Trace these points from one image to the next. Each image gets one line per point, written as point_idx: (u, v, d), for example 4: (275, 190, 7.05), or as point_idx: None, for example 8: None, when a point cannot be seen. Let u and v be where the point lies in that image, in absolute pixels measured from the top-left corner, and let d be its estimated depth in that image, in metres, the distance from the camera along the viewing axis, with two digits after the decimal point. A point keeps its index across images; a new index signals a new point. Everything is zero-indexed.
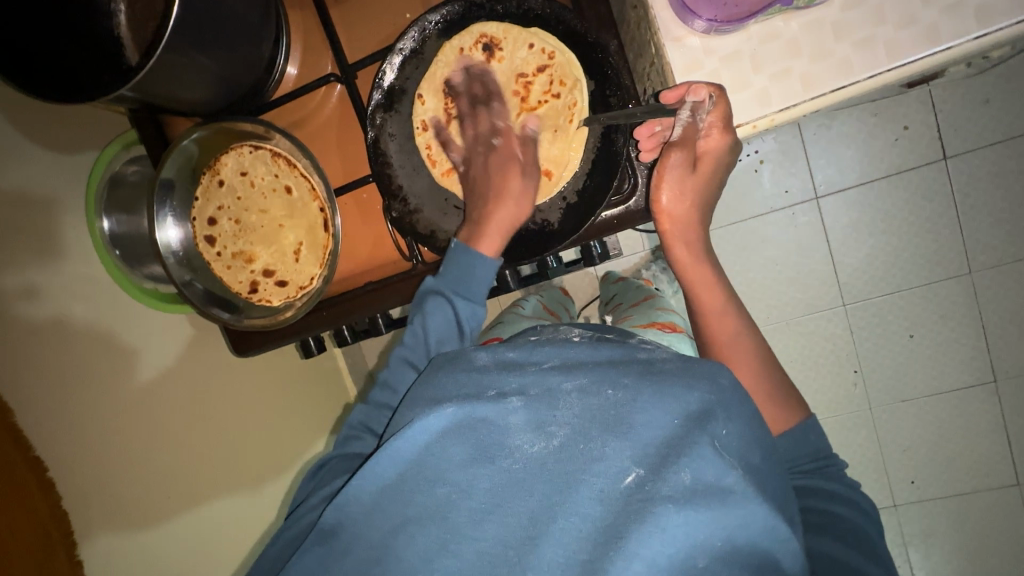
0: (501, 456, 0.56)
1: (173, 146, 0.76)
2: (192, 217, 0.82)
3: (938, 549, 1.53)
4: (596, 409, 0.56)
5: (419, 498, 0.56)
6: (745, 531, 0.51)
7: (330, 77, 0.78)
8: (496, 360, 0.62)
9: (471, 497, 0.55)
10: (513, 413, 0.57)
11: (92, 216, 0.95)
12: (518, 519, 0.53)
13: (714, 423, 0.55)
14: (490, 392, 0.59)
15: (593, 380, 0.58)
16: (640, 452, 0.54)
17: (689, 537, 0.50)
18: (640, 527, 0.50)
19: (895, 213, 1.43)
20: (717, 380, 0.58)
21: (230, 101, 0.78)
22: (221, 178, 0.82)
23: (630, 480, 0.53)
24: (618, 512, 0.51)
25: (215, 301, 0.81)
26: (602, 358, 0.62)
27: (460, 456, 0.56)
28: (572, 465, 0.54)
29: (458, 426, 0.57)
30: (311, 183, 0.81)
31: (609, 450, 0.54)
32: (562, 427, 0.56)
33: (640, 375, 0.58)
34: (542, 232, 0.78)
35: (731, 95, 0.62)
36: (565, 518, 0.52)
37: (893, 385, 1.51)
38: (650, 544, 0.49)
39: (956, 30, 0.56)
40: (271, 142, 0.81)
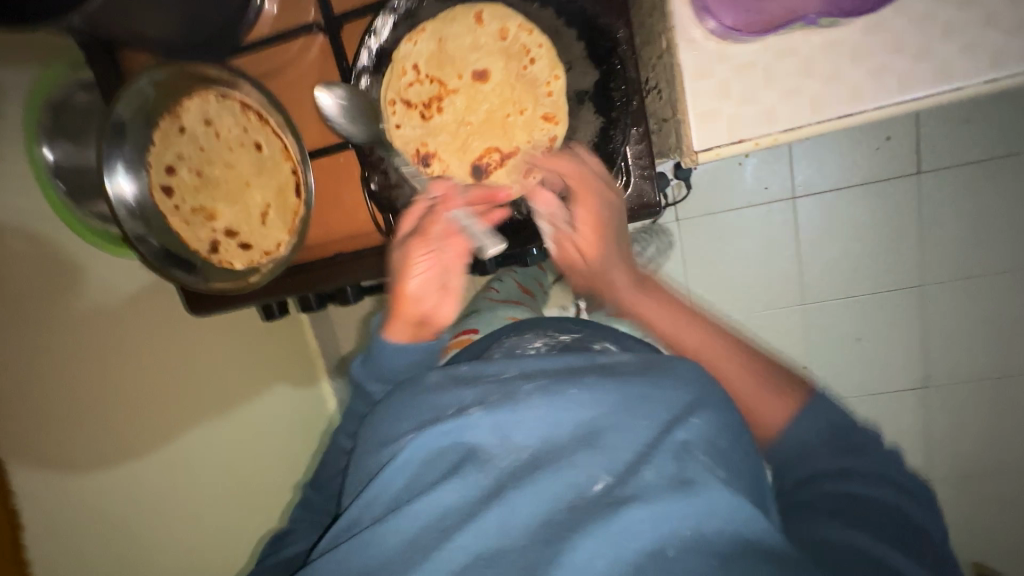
0: (476, 466, 0.52)
1: (127, 83, 0.67)
2: (148, 164, 0.74)
3: None
4: (557, 409, 0.54)
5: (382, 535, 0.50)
6: (721, 524, 0.44)
7: (312, 27, 0.73)
8: (449, 376, 0.64)
9: (434, 522, 0.49)
10: (475, 430, 0.54)
11: (34, 142, 0.83)
12: (480, 539, 0.46)
13: (683, 416, 0.51)
14: (453, 408, 0.57)
15: (556, 385, 0.57)
16: (615, 452, 0.50)
17: (660, 530, 0.44)
18: (632, 539, 0.43)
19: (864, 222, 1.38)
20: (681, 374, 0.56)
21: (197, 41, 0.70)
22: (182, 125, 0.75)
23: (598, 484, 0.48)
24: (583, 512, 0.46)
25: (172, 259, 0.74)
26: (564, 368, 0.61)
27: (427, 480, 0.53)
28: (552, 476, 0.49)
29: (433, 454, 0.54)
30: (283, 140, 0.74)
31: (575, 451, 0.51)
32: (524, 432, 0.53)
33: (601, 376, 0.58)
34: (526, 223, 0.75)
35: (738, 108, 0.59)
36: (533, 525, 0.46)
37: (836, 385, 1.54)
38: (630, 540, 0.43)
39: (968, 70, 0.55)
40: (239, 92, 0.74)
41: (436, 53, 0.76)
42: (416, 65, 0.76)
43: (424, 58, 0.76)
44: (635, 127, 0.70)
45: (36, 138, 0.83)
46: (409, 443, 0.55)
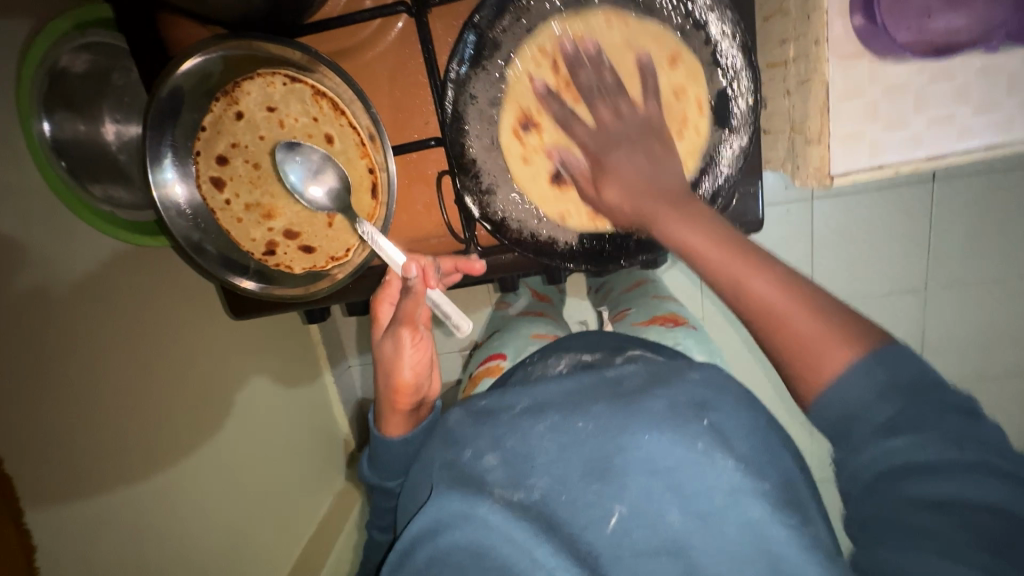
0: (519, 533, 0.42)
1: (180, 64, 0.58)
2: (196, 155, 0.66)
3: None
4: (571, 446, 0.46)
5: None
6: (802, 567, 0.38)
7: (398, 6, 0.63)
8: (468, 414, 0.55)
9: None
10: (498, 487, 0.46)
11: (29, 115, 0.69)
12: None
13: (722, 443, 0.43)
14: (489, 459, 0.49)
15: (563, 416, 0.49)
16: (660, 481, 0.42)
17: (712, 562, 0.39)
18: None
19: None
20: (704, 388, 0.48)
21: (264, 13, 0.60)
22: (240, 110, 0.66)
23: (617, 514, 0.42)
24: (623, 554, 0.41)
25: (228, 265, 0.67)
26: (576, 392, 0.52)
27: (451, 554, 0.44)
28: (582, 513, 0.43)
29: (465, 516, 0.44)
30: (359, 132, 0.66)
31: (593, 497, 0.43)
32: (541, 474, 0.46)
33: (611, 401, 0.49)
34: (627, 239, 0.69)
35: (882, 133, 0.56)
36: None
37: None
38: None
39: None
40: (313, 76, 0.65)
41: (616, 48, 0.65)
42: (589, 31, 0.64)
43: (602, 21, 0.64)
44: (755, 148, 0.65)
45: (32, 109, 0.69)
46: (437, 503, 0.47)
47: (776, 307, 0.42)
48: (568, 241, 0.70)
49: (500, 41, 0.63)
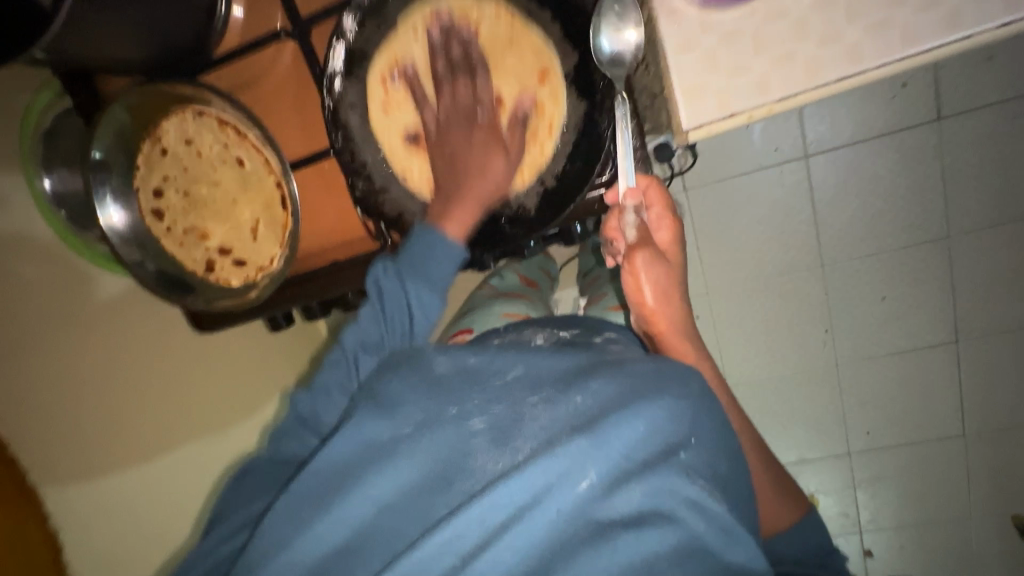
0: (462, 474, 0.56)
1: (102, 111, 0.67)
2: (134, 189, 0.72)
3: (883, 493, 1.68)
4: (561, 418, 0.58)
5: (378, 517, 0.55)
6: (688, 549, 0.52)
7: (279, 34, 0.71)
8: (457, 368, 0.63)
9: (426, 515, 0.55)
10: (476, 431, 0.58)
11: (31, 174, 0.91)
12: (469, 534, 0.51)
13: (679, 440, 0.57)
14: (451, 410, 0.59)
15: (557, 391, 0.60)
16: (607, 467, 0.54)
17: (640, 556, 0.50)
18: (591, 547, 0.50)
19: (878, 176, 1.42)
20: (687, 384, 0.61)
21: (166, 59, 0.69)
22: (163, 147, 0.74)
23: (587, 487, 0.53)
24: (576, 529, 0.52)
25: (170, 283, 0.73)
26: (570, 371, 0.63)
27: (417, 469, 0.57)
28: (534, 475, 0.52)
29: (416, 438, 0.58)
30: (264, 155, 0.74)
31: (573, 476, 0.53)
32: (527, 441, 0.56)
33: (606, 380, 0.61)
34: (518, 219, 0.74)
35: None
36: (524, 537, 0.51)
37: (861, 342, 1.58)
38: (601, 559, 0.50)
39: None
40: (215, 108, 0.74)
41: (489, 39, 0.71)
42: (489, 39, 0.71)
43: (487, 37, 0.71)
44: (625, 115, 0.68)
45: (33, 170, 0.91)
46: (393, 425, 0.59)
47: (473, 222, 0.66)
48: None
49: (370, 50, 0.71)
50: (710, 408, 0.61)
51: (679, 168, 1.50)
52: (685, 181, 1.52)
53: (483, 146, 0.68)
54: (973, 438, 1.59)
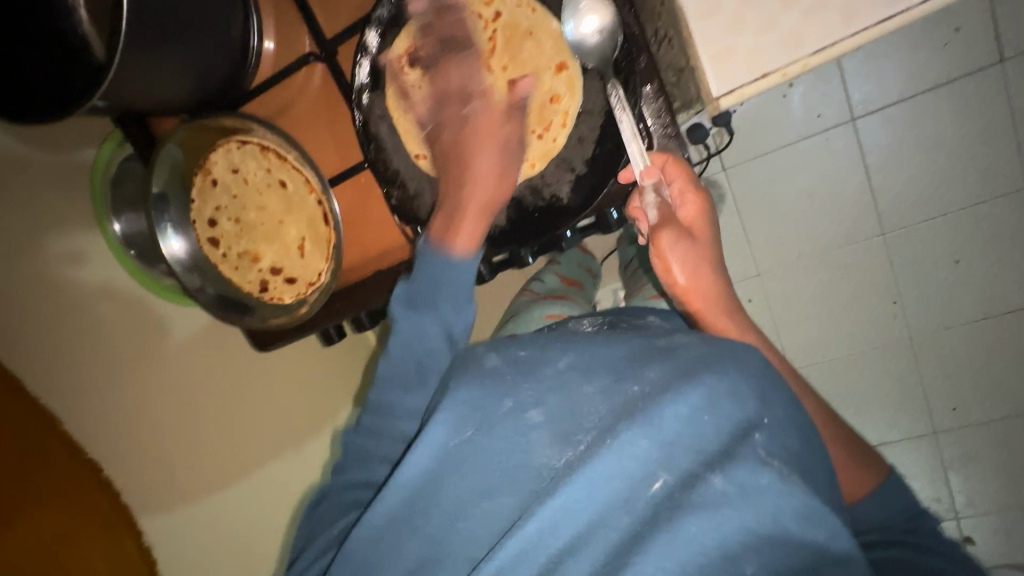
0: (527, 474, 0.55)
1: (157, 151, 0.73)
2: (193, 221, 0.80)
3: (978, 473, 1.55)
4: (620, 405, 0.56)
5: (451, 532, 0.55)
6: (781, 525, 0.49)
7: (308, 57, 0.74)
8: (508, 361, 0.63)
9: (498, 517, 0.54)
10: (535, 427, 0.57)
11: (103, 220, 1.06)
12: (544, 539, 0.51)
13: (745, 418, 0.54)
14: (507, 404, 0.59)
15: (614, 380, 0.59)
16: (669, 453, 0.53)
17: (724, 540, 0.48)
18: (667, 532, 0.48)
19: (936, 131, 1.32)
20: (745, 361, 0.58)
21: (209, 95, 0.73)
22: (214, 178, 0.80)
23: (658, 478, 0.52)
24: (652, 517, 0.50)
25: (230, 303, 0.79)
26: (626, 357, 0.61)
27: (484, 477, 0.56)
28: (602, 469, 0.52)
29: (482, 444, 0.58)
30: (304, 174, 0.77)
31: (640, 466, 0.52)
32: (589, 432, 0.56)
33: (664, 365, 0.58)
34: (550, 208, 0.74)
35: None
36: (599, 530, 0.51)
37: (936, 312, 1.47)
38: (678, 545, 0.47)
39: None
40: (254, 135, 0.77)
41: (510, 26, 0.75)
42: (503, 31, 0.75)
43: (505, 24, 0.75)
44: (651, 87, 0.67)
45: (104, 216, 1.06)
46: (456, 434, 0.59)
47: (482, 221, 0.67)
48: (498, 224, 0.76)
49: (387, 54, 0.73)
50: (777, 382, 0.58)
51: (715, 147, 1.45)
52: (724, 160, 1.46)
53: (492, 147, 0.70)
54: None
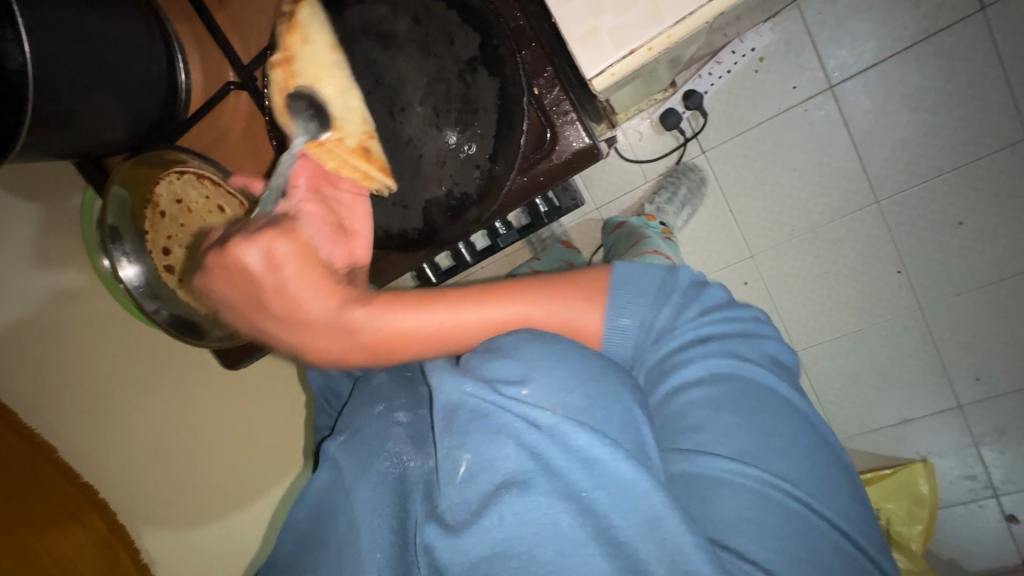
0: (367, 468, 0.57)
1: (105, 193, 0.78)
2: (148, 251, 0.85)
3: (1011, 444, 1.47)
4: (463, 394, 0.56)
5: (331, 532, 0.57)
6: (619, 496, 0.49)
7: (229, 85, 0.78)
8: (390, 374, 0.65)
9: (355, 517, 0.54)
10: (394, 425, 0.60)
11: (92, 257, 1.10)
12: (394, 527, 0.52)
13: (513, 378, 0.53)
14: (377, 408, 0.61)
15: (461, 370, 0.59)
16: (503, 434, 0.52)
17: (550, 514, 0.49)
18: (497, 510, 0.49)
19: (922, 88, 1.26)
20: (581, 345, 0.56)
21: (146, 131, 0.79)
22: (161, 209, 0.85)
23: (490, 460, 0.52)
24: (488, 500, 0.50)
25: (184, 324, 0.85)
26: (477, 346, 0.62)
27: (351, 474, 0.57)
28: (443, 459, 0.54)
29: (350, 445, 0.59)
30: (239, 199, 0.82)
31: (477, 452, 0.53)
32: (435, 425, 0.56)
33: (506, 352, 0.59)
34: (462, 207, 0.74)
35: (616, 19, 0.54)
36: (442, 516, 0.52)
37: (943, 279, 1.40)
38: (489, 528, 0.49)
39: None
40: (191, 166, 0.82)
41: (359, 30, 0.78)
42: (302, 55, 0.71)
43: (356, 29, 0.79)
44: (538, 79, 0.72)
45: (93, 254, 1.10)
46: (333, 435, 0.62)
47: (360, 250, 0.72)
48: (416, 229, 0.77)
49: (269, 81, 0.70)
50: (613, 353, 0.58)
51: (691, 131, 1.42)
52: (702, 143, 1.43)
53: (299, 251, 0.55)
54: None
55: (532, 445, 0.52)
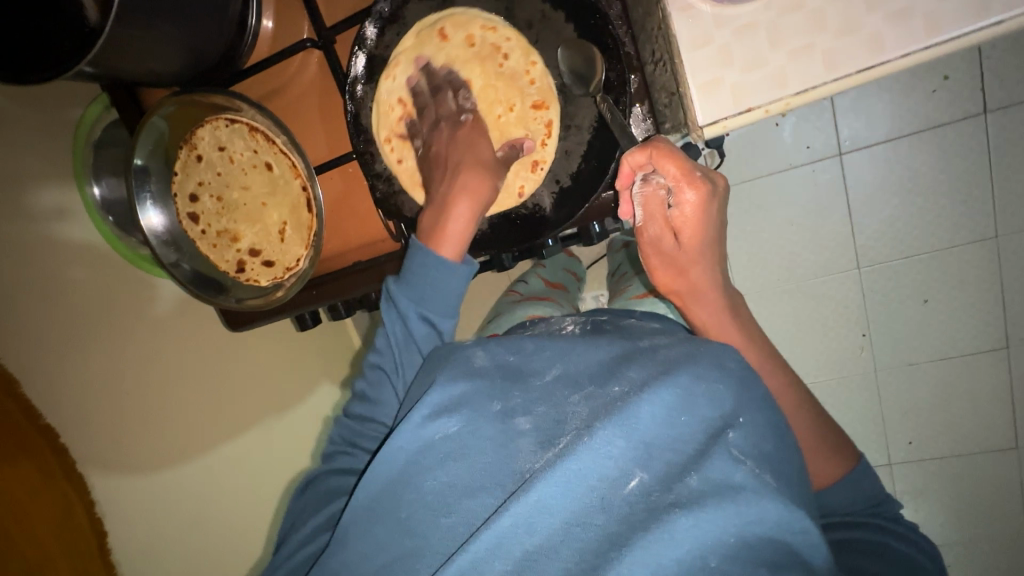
0: (506, 474, 0.56)
1: (143, 122, 0.73)
2: (172, 195, 0.80)
3: (925, 505, 1.58)
4: (599, 403, 0.58)
5: (426, 528, 0.56)
6: (761, 525, 0.52)
7: (305, 42, 0.75)
8: (495, 363, 0.65)
9: (475, 517, 0.55)
10: (517, 427, 0.58)
11: (82, 182, 1.07)
12: (523, 535, 0.51)
13: (648, 379, 0.58)
14: (490, 406, 0.61)
15: (596, 382, 0.60)
16: (644, 454, 0.54)
17: (699, 538, 0.49)
18: (650, 531, 0.49)
19: (920, 172, 1.35)
20: (724, 364, 0.60)
21: (198, 72, 0.74)
22: (199, 153, 0.80)
23: (633, 482, 0.53)
24: (628, 522, 0.51)
25: (204, 281, 0.80)
26: (606, 357, 0.64)
27: (465, 473, 0.57)
28: (577, 469, 0.53)
29: (461, 436, 0.59)
30: (291, 160, 0.77)
31: (618, 469, 0.53)
32: (567, 434, 0.57)
33: (646, 367, 0.60)
34: (533, 217, 0.80)
35: (744, 74, 0.63)
36: (573, 532, 0.51)
37: (900, 349, 1.51)
38: (639, 555, 0.47)
39: (982, 10, 0.54)
40: (245, 115, 0.77)
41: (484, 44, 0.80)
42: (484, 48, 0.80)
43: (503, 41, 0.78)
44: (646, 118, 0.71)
45: (83, 178, 1.07)
46: (438, 427, 0.60)
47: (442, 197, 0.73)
48: (478, 227, 0.83)
49: (371, 48, 0.76)
50: (724, 370, 0.60)
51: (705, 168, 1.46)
52: None
53: (714, 219, 0.65)
54: None
55: (676, 465, 0.54)
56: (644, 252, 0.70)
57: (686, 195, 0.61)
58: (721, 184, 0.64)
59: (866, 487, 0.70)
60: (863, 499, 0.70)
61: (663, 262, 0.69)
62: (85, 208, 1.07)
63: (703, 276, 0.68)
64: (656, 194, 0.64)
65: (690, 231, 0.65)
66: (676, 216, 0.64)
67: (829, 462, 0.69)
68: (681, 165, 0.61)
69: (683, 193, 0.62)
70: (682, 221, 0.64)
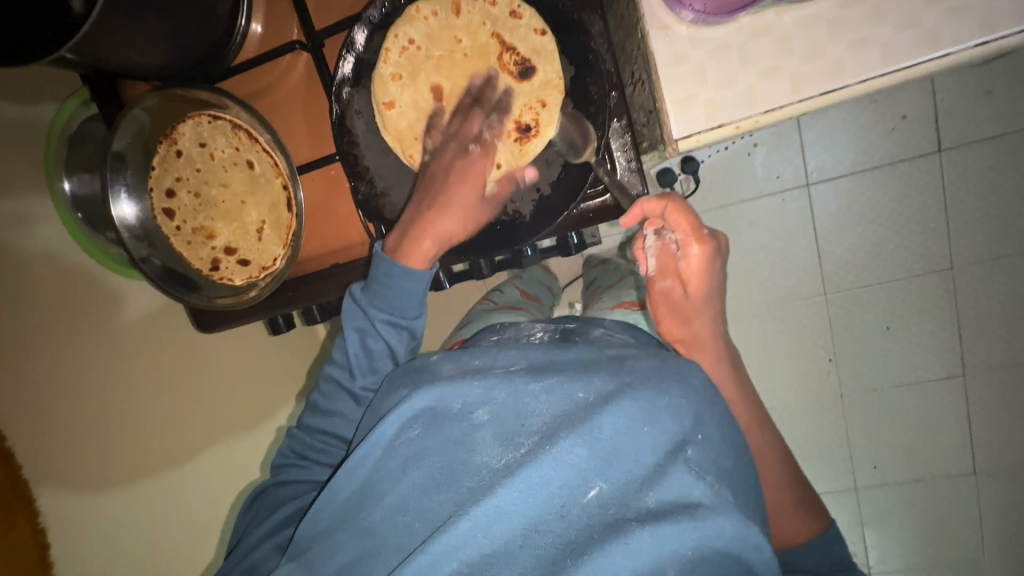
0: (467, 474, 0.56)
1: (124, 113, 0.72)
2: (149, 188, 0.78)
3: (890, 530, 1.59)
4: (563, 408, 0.59)
5: (386, 525, 0.57)
6: (716, 539, 0.52)
7: (294, 44, 0.77)
8: (461, 368, 0.65)
9: (434, 519, 0.55)
10: (482, 428, 0.58)
11: (51, 176, 0.97)
12: (480, 536, 0.51)
13: (612, 390, 0.59)
14: (457, 405, 0.60)
15: (561, 384, 0.60)
16: (603, 463, 0.54)
17: (654, 549, 0.50)
18: (607, 540, 0.49)
19: (881, 204, 1.42)
20: (688, 381, 0.60)
21: (183, 67, 0.74)
22: (179, 148, 0.79)
23: (593, 491, 0.53)
24: (586, 530, 0.51)
25: (174, 278, 0.77)
26: (573, 362, 0.64)
27: (426, 474, 0.57)
28: (538, 475, 0.53)
29: (425, 438, 0.59)
30: (274, 159, 0.78)
31: (578, 476, 0.54)
32: (530, 437, 0.57)
33: (611, 375, 0.61)
34: (513, 223, 0.79)
35: (717, 91, 0.66)
36: (531, 534, 0.52)
37: (865, 374, 1.55)
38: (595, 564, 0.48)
39: (932, 43, 0.59)
40: (230, 113, 0.78)
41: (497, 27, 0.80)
42: (490, 25, 0.81)
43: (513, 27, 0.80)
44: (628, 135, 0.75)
45: (54, 173, 0.98)
46: (402, 431, 0.59)
47: (453, 204, 0.72)
48: None
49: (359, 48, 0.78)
50: (690, 385, 0.60)
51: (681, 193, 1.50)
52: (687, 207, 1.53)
53: (717, 273, 0.69)
54: (984, 477, 1.52)
55: (635, 477, 0.55)
56: (653, 302, 0.75)
57: (693, 250, 0.66)
58: (725, 243, 0.69)
59: (818, 528, 0.71)
60: (817, 535, 0.71)
61: (669, 311, 0.73)
62: (53, 208, 0.96)
63: (706, 327, 0.72)
64: (663, 245, 0.70)
65: (694, 287, 0.69)
66: (683, 269, 0.68)
67: (788, 475, 0.71)
68: (686, 220, 0.66)
69: (687, 245, 0.67)
70: (682, 275, 0.69)
